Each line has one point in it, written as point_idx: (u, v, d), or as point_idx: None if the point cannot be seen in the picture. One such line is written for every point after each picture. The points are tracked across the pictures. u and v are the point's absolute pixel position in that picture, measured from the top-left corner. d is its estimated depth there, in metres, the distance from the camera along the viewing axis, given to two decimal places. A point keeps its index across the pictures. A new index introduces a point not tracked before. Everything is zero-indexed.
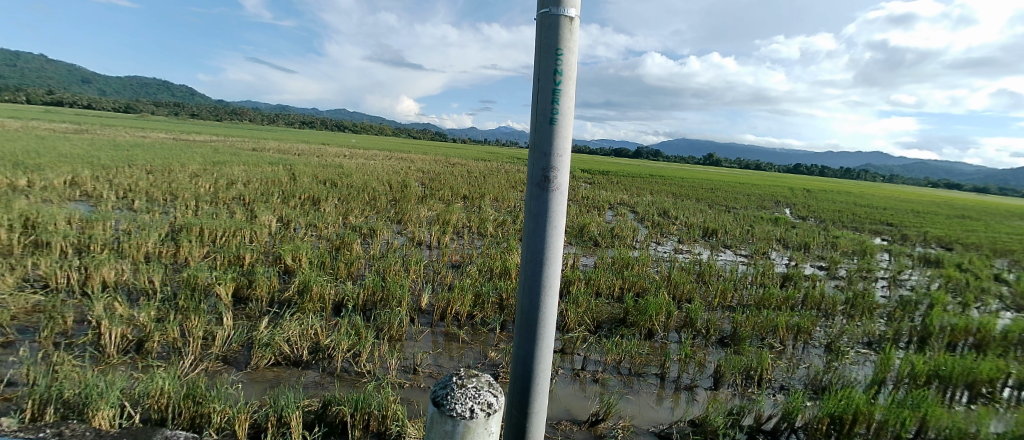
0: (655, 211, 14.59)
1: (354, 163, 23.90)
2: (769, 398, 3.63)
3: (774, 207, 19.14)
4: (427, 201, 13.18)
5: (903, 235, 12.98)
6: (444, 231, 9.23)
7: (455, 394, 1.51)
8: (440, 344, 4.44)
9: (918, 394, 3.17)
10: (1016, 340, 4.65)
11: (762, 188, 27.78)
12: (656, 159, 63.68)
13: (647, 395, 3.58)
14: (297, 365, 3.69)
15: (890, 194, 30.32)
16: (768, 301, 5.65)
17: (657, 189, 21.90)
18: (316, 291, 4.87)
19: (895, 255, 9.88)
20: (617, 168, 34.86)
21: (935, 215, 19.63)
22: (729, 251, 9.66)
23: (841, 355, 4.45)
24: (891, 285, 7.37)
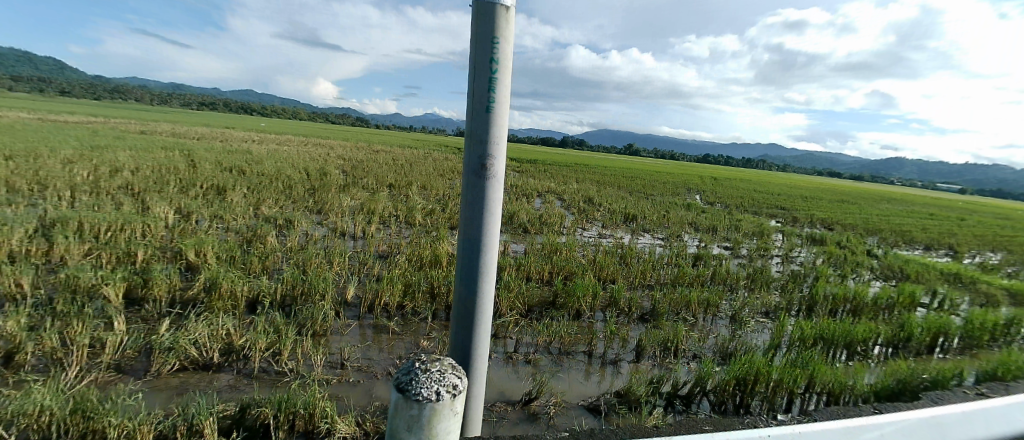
0: (580, 199, 15.20)
1: (265, 149, 21.83)
2: (685, 366, 3.94)
3: (687, 193, 20.96)
4: (350, 190, 12.38)
5: (793, 218, 14.93)
6: (369, 221, 8.71)
7: (420, 381, 1.32)
8: (368, 337, 4.18)
9: (807, 356, 3.62)
10: (878, 303, 5.55)
11: (675, 176, 30.28)
12: (580, 148, 66.51)
13: (576, 372, 3.70)
14: (207, 370, 3.22)
15: (778, 182, 34.81)
16: (682, 279, 6.17)
17: (583, 178, 22.85)
18: (225, 287, 4.28)
19: (787, 235, 11.32)
20: (546, 158, 35.75)
21: (813, 199, 22.91)
22: (647, 234, 10.37)
23: (744, 324, 4.97)
24: (784, 261, 8.43)
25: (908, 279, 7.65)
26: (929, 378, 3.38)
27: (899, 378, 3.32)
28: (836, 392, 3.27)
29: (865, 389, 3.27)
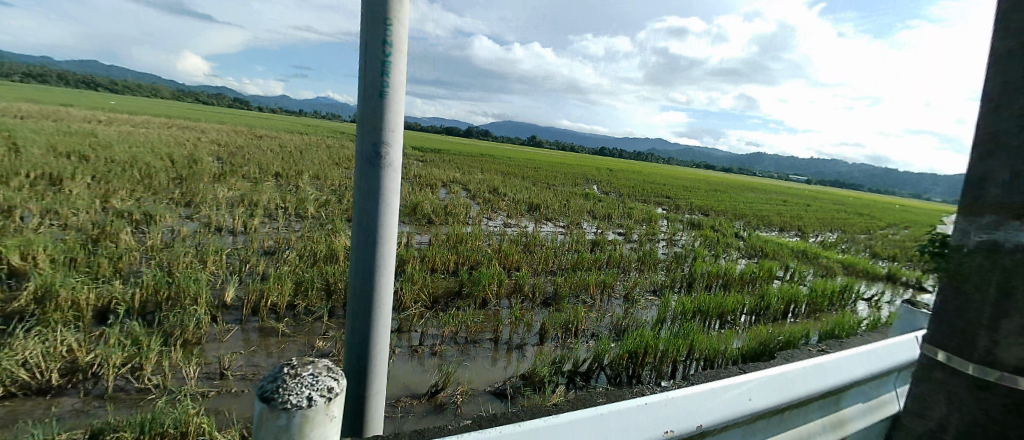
0: (486, 189, 15.27)
1: (104, 129, 17.80)
2: (585, 344, 4.12)
3: (584, 183, 22.42)
4: (224, 178, 10.70)
5: (675, 206, 16.90)
6: (251, 214, 7.61)
7: (286, 386, 0.95)
8: (253, 341, 3.61)
9: (688, 327, 3.99)
10: (741, 277, 6.52)
11: (575, 168, 32.19)
12: (486, 138, 66.87)
13: (483, 359, 3.62)
14: (43, 395, 2.46)
15: (660, 174, 39.14)
16: (582, 264, 6.54)
17: (489, 168, 23.03)
18: (63, 296, 3.32)
19: (671, 221, 12.76)
20: (451, 147, 35.21)
21: (689, 189, 26.24)
22: (550, 223, 10.82)
23: (635, 303, 5.45)
24: (669, 244, 9.47)
25: (766, 257, 9.13)
26: (783, 340, 4.00)
27: (760, 340, 3.89)
28: (711, 357, 3.70)
29: (734, 353, 3.79)
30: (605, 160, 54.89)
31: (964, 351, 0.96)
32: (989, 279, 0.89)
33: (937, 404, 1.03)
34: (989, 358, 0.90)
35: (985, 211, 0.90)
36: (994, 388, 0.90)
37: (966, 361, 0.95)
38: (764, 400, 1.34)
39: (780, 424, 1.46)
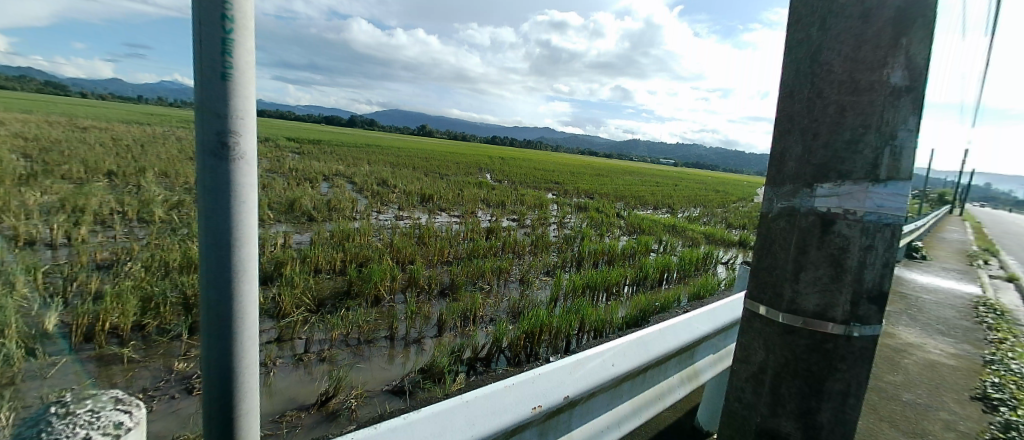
0: (373, 181, 14.40)
1: None
2: (483, 329, 3.98)
3: (477, 172, 22.61)
4: (17, 177, 8.20)
5: (563, 190, 18.04)
6: (71, 222, 5.98)
7: (47, 434, 0.56)
8: (90, 372, 2.87)
9: (579, 304, 4.21)
10: (622, 252, 7.22)
11: (468, 157, 32.21)
12: (373, 129, 63.06)
13: (379, 358, 3.25)
14: None
15: (549, 161, 41.41)
16: (478, 252, 6.54)
17: (376, 159, 21.78)
18: None
19: (560, 205, 13.56)
20: (332, 137, 32.34)
21: (575, 174, 28.26)
22: (444, 213, 10.66)
23: (530, 284, 5.64)
24: (558, 226, 10.07)
25: (641, 233, 10.27)
26: (661, 304, 4.51)
27: (642, 308, 4.30)
28: (599, 329, 3.95)
29: (621, 322, 4.14)
30: (498, 150, 56.10)
31: (771, 303, 1.01)
32: (789, 237, 0.97)
33: (755, 347, 1.05)
34: (793, 307, 0.96)
35: (785, 179, 0.98)
36: (795, 336, 0.97)
37: (771, 312, 1.00)
38: (631, 359, 1.30)
39: (645, 382, 1.44)
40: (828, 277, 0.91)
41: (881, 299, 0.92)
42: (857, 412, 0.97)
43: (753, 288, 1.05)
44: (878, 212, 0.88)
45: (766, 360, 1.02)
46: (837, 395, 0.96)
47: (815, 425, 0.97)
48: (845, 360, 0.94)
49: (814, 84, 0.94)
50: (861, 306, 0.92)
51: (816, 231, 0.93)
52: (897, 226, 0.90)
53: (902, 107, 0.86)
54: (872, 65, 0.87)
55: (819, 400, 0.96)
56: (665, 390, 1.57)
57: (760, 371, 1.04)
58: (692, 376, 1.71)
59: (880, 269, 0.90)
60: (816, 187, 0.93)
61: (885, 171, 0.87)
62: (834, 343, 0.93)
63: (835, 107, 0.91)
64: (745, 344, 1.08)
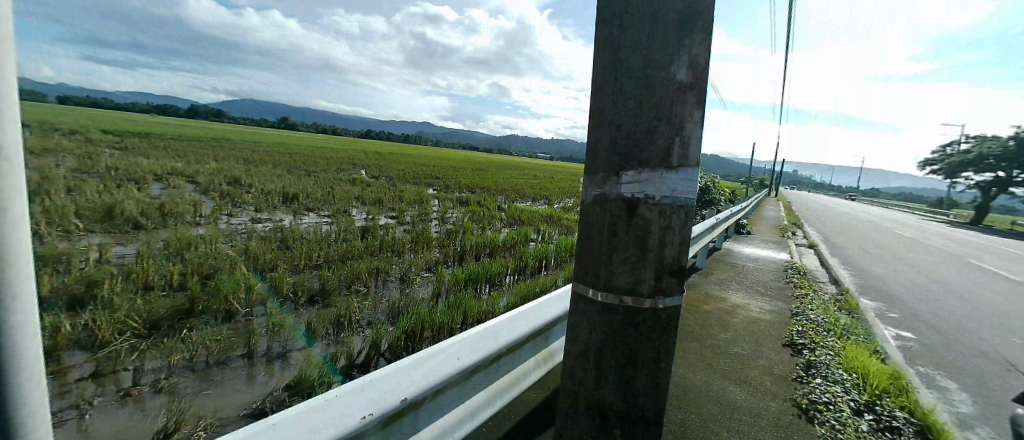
0: (223, 181, 12.58)
1: None
2: (359, 335, 3.61)
3: (351, 169, 21.37)
4: None
5: (446, 185, 17.99)
6: None
7: None
8: None
9: (461, 298, 4.21)
10: (503, 243, 7.47)
11: (345, 153, 30.12)
12: (233, 124, 55.30)
13: (234, 380, 2.84)
14: None
15: (434, 157, 41.08)
16: (352, 253, 6.14)
17: (229, 156, 19.08)
18: None
19: (441, 200, 13.52)
20: (170, 131, 27.33)
21: (460, 169, 28.48)
22: (312, 213, 9.79)
23: (410, 283, 5.39)
24: (441, 222, 10.01)
25: (522, 224, 10.72)
26: (538, 290, 4.77)
27: (522, 296, 4.47)
28: (483, 319, 3.96)
29: (503, 310, 4.25)
30: (381, 146, 53.75)
31: (590, 284, 1.10)
32: (603, 222, 1.06)
33: (580, 326, 1.13)
34: (608, 285, 1.07)
35: (598, 166, 1.06)
36: (613, 312, 1.07)
37: (592, 292, 1.10)
38: (481, 349, 1.33)
39: (500, 371, 1.50)
40: (635, 256, 1.04)
41: (680, 273, 1.07)
42: (666, 374, 1.12)
43: (576, 272, 1.13)
44: (672, 195, 1.02)
45: (590, 338, 1.11)
46: (650, 362, 1.08)
47: (633, 391, 1.09)
48: (653, 330, 1.07)
49: (617, 79, 1.04)
50: (663, 280, 1.06)
51: (624, 215, 1.04)
52: (689, 208, 1.05)
53: (688, 102, 1.00)
54: (661, 63, 0.99)
55: (634, 368, 1.09)
56: (522, 374, 1.66)
57: (587, 349, 1.12)
58: (546, 358, 1.85)
59: (677, 246, 1.06)
60: (622, 175, 1.03)
61: (677, 160, 1.01)
62: (643, 316, 1.06)
63: (634, 101, 1.02)
64: (574, 325, 1.15)
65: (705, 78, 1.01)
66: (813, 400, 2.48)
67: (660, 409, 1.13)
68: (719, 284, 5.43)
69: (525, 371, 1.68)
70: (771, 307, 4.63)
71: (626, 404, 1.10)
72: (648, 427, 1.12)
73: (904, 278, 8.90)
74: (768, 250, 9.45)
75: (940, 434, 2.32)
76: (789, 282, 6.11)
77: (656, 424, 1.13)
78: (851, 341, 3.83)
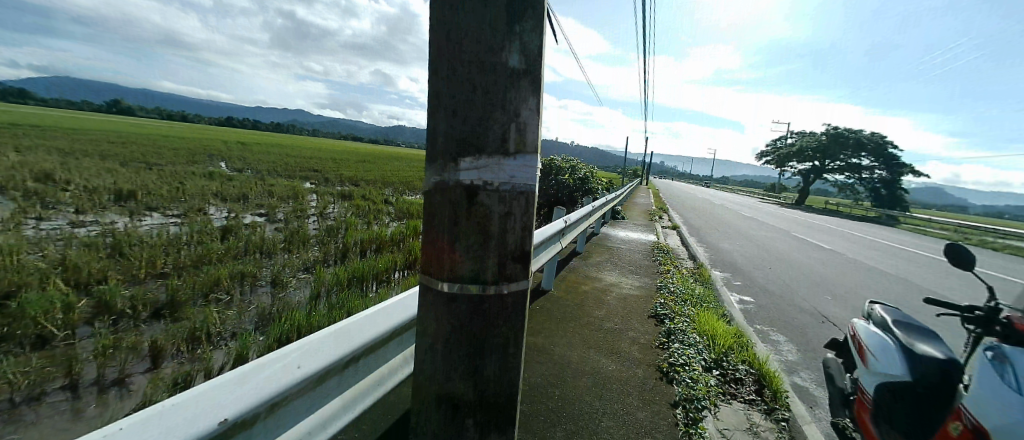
0: (23, 176, 10.04)
1: None
2: (221, 350, 3.19)
3: (209, 162, 18.81)
4: None
5: (325, 179, 16.93)
6: None
7: None
8: None
9: (345, 297, 4.00)
10: (391, 239, 7.29)
11: (203, 144, 26.36)
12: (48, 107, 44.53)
13: (49, 419, 2.29)
14: None
15: (315, 148, 38.04)
16: (210, 257, 5.39)
17: (32, 146, 15.27)
18: None
19: (319, 195, 12.69)
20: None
21: (344, 162, 26.98)
22: (157, 213, 8.33)
23: (284, 286, 4.85)
24: (320, 218, 9.40)
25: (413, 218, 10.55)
26: None
27: None
28: None
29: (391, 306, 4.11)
30: (251, 134, 48.15)
31: (436, 274, 1.08)
32: (444, 210, 1.04)
33: (427, 319, 1.11)
34: (453, 275, 1.05)
35: (436, 154, 1.03)
36: (458, 303, 1.06)
37: (438, 284, 1.07)
38: (331, 352, 1.26)
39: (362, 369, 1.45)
40: (478, 244, 1.03)
41: (523, 258, 1.10)
42: (516, 359, 1.15)
43: (422, 263, 1.09)
44: (512, 181, 1.03)
45: (438, 330, 1.09)
46: (499, 348, 1.10)
47: (483, 379, 1.10)
48: (499, 316, 1.08)
49: (451, 62, 1.01)
50: (507, 267, 1.07)
51: (464, 202, 1.02)
52: (530, 193, 1.07)
53: (522, 88, 1.02)
54: (492, 47, 0.99)
55: (483, 357, 1.09)
56: (385, 374, 1.61)
57: (435, 342, 1.10)
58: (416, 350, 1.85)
59: (520, 231, 1.08)
60: (460, 162, 1.01)
61: (513, 146, 1.02)
62: (489, 304, 1.06)
63: (468, 85, 1.00)
64: (422, 319, 1.12)
65: (537, 65, 1.04)
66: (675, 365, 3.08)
67: (513, 393, 1.16)
68: (596, 266, 6.50)
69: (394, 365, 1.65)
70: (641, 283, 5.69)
71: (477, 393, 1.11)
72: (501, 412, 1.15)
73: (742, 252, 10.78)
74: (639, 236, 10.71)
75: (768, 377, 3.04)
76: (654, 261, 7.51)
77: (509, 408, 1.16)
78: (701, 306, 4.87)
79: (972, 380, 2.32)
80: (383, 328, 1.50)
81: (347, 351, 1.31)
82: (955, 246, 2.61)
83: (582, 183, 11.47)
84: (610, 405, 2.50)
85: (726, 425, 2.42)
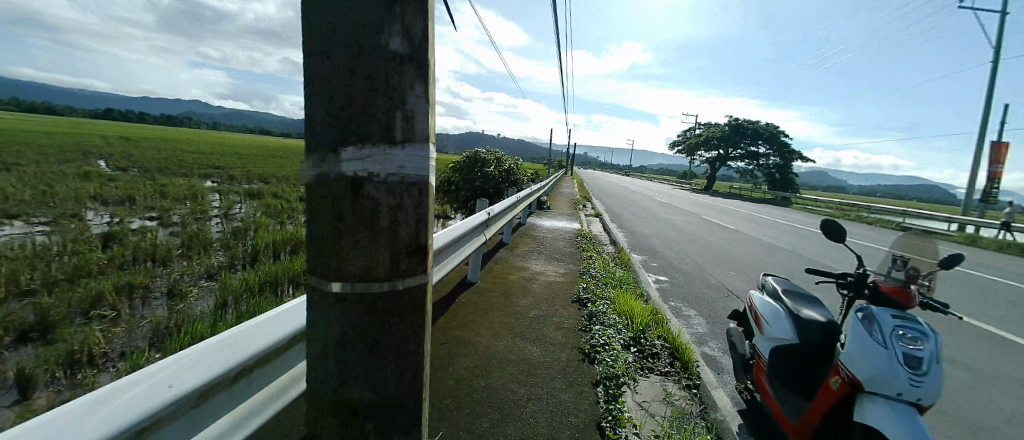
0: None
1: None
2: (108, 372, 2.83)
3: (80, 160, 16.47)
4: None
5: (229, 177, 15.71)
6: None
7: None
8: None
9: (256, 304, 3.85)
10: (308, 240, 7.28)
11: (70, 138, 22.89)
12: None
13: None
14: None
15: (214, 141, 34.64)
16: (89, 269, 4.77)
17: None
18: None
19: (222, 194, 11.94)
20: None
21: (247, 157, 24.98)
22: (15, 221, 7.11)
23: (184, 297, 4.46)
24: (226, 221, 9.05)
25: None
26: None
27: None
28: None
29: None
30: (136, 126, 42.74)
31: (323, 274, 1.01)
32: (328, 204, 0.97)
33: (316, 322, 1.05)
34: (341, 274, 0.99)
35: (315, 145, 0.96)
36: (349, 303, 1.01)
37: (327, 284, 1.00)
38: (218, 362, 1.20)
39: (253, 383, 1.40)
40: (366, 240, 0.98)
41: (421, 252, 1.06)
42: (418, 357, 1.12)
43: (309, 262, 1.02)
44: (402, 172, 0.98)
45: (328, 333, 1.03)
46: (396, 348, 1.07)
47: (381, 380, 1.06)
48: (396, 314, 1.04)
49: (327, 44, 0.94)
50: (402, 262, 1.03)
51: (349, 195, 0.95)
52: (423, 184, 1.03)
53: (406, 74, 0.97)
54: (371, 29, 0.93)
55: (381, 357, 1.06)
56: (278, 387, 1.57)
57: (327, 346, 1.04)
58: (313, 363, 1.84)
59: (414, 224, 1.03)
60: (341, 152, 0.94)
61: (400, 134, 0.97)
62: (383, 302, 1.02)
63: (346, 70, 0.94)
64: (312, 323, 1.05)
65: (424, 50, 0.99)
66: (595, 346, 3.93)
67: (416, 393, 1.14)
68: (521, 256, 7.48)
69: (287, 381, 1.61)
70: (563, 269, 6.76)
71: (376, 394, 1.07)
72: (402, 414, 1.12)
73: (656, 238, 11.82)
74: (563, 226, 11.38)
75: (682, 351, 4.04)
76: (577, 248, 8.59)
77: (412, 408, 1.14)
78: (619, 287, 6.02)
79: (847, 337, 2.67)
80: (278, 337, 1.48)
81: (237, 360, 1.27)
82: (830, 221, 2.97)
83: (508, 174, 11.74)
84: (559, 378, 3.38)
85: (644, 398, 3.25)
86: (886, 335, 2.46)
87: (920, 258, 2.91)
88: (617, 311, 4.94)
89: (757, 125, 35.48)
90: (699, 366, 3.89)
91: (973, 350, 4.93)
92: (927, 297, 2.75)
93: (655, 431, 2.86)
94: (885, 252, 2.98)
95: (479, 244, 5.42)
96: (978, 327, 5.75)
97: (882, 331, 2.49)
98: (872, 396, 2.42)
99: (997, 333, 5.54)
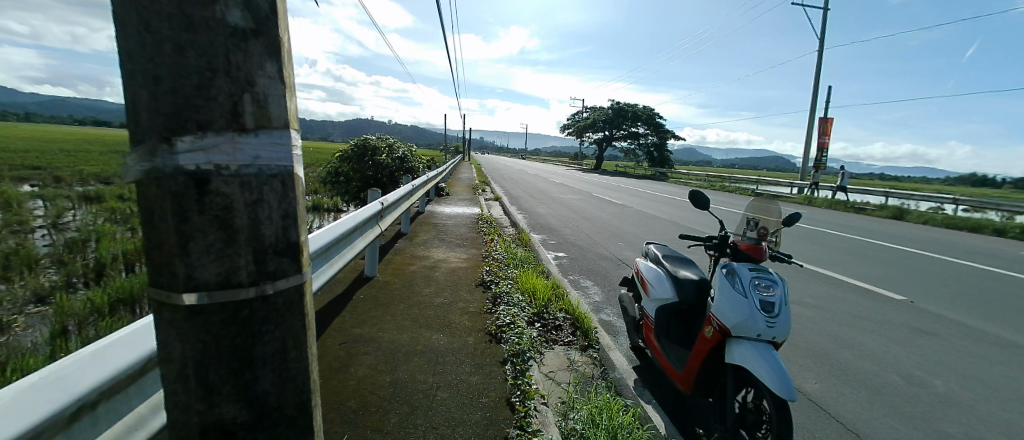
0: None
1: None
2: None
3: None
4: None
5: (54, 178, 12.84)
6: None
7: None
8: None
9: (106, 327, 3.80)
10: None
11: None
12: None
13: None
14: None
15: (29, 132, 27.85)
16: None
17: None
18: None
19: (48, 199, 9.82)
20: None
21: (82, 152, 20.62)
22: None
23: (6, 328, 3.95)
24: (55, 232, 7.54)
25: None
26: None
27: None
28: None
29: None
30: None
31: (170, 286, 0.87)
32: (164, 204, 0.83)
33: (168, 341, 0.90)
34: (191, 284, 0.85)
35: (142, 134, 0.81)
36: (206, 315, 0.87)
37: (175, 297, 0.87)
38: (39, 407, 0.99)
39: (93, 424, 1.19)
40: (220, 242, 0.85)
41: (292, 250, 0.96)
42: (302, 363, 1.04)
43: (149, 275, 0.87)
44: (257, 163, 0.87)
45: (184, 353, 0.89)
46: (275, 357, 0.96)
47: (259, 395, 0.95)
48: (268, 321, 0.93)
49: (144, 16, 0.78)
50: (269, 262, 0.92)
51: (192, 192, 0.82)
52: (286, 175, 0.93)
53: (252, 52, 0.85)
54: None
55: (255, 369, 0.94)
56: (132, 419, 1.37)
57: (185, 367, 0.90)
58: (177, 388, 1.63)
59: (280, 222, 0.93)
60: (176, 142, 0.81)
61: (251, 121, 0.86)
62: (251, 309, 0.91)
63: (171, 46, 0.79)
64: (164, 343, 0.91)
65: (271, 24, 0.88)
66: (501, 328, 4.21)
67: (304, 402, 1.06)
68: (422, 246, 7.56)
69: (139, 415, 1.39)
70: (466, 254, 7.12)
71: (253, 411, 0.95)
72: (289, 427, 1.02)
73: (556, 218, 12.52)
74: (463, 213, 11.49)
75: (583, 321, 4.65)
76: (478, 233, 8.94)
77: (301, 419, 1.05)
78: (520, 267, 6.52)
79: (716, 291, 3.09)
80: (121, 366, 1.26)
81: (68, 401, 1.06)
82: (698, 193, 3.38)
83: (402, 162, 11.36)
84: (474, 358, 3.68)
85: (551, 368, 3.72)
86: (746, 285, 2.91)
87: (767, 218, 3.45)
88: (520, 291, 5.35)
89: (640, 106, 38.80)
90: (596, 332, 4.59)
91: (808, 291, 6.13)
92: (773, 251, 3.31)
93: (562, 397, 3.32)
94: (741, 215, 3.47)
95: (374, 237, 5.43)
96: (809, 271, 7.17)
97: (743, 282, 2.93)
98: (739, 339, 2.85)
99: (822, 275, 6.96)
